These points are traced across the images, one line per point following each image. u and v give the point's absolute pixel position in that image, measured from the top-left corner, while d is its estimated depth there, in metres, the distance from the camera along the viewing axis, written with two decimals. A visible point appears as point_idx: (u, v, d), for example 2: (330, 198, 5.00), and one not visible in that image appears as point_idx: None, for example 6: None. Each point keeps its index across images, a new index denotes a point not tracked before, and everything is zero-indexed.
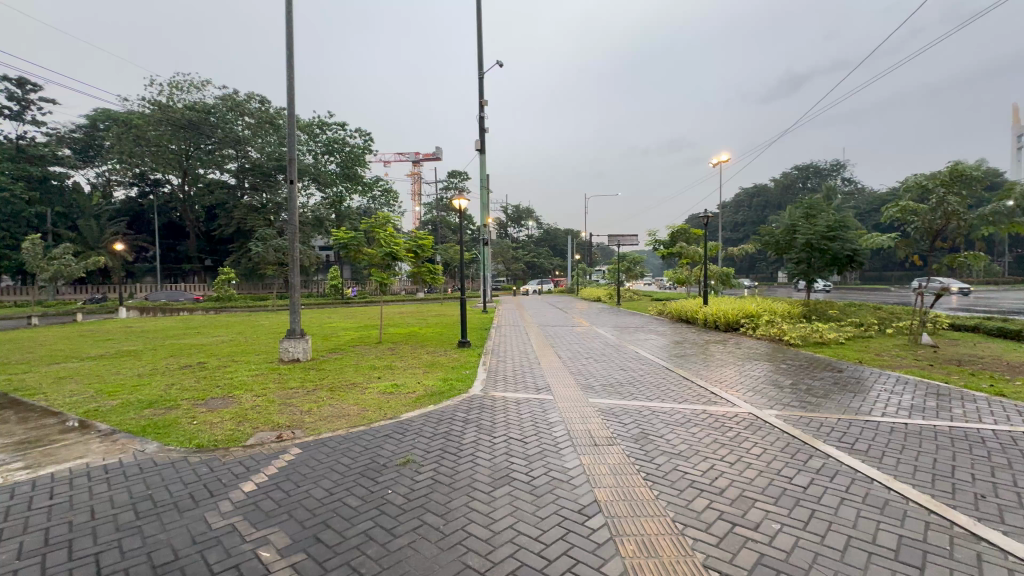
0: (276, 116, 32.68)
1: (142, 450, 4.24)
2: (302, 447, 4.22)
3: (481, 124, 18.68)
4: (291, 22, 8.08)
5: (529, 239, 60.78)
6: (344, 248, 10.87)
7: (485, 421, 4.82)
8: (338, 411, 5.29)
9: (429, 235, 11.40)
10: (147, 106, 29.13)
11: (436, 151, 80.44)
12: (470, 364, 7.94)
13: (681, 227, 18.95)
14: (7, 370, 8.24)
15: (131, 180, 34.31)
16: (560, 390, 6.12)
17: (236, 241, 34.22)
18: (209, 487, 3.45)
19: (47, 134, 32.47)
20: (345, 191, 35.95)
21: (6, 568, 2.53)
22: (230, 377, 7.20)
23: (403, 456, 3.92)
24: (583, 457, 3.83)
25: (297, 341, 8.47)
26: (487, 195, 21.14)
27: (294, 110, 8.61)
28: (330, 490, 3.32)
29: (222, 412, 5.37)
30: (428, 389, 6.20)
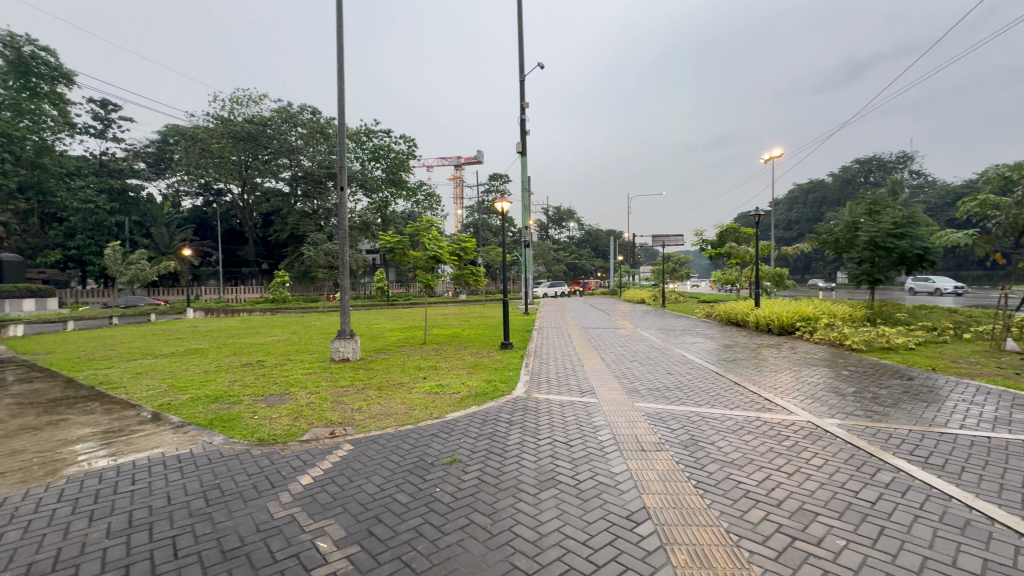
0: (326, 126, 34.16)
1: (210, 441, 4.55)
2: (353, 443, 4.39)
3: (522, 126, 18.76)
4: (341, 36, 8.48)
5: (570, 240, 60.37)
6: (390, 251, 11.22)
7: (529, 423, 4.83)
8: (387, 409, 5.46)
9: (472, 238, 11.56)
10: (211, 121, 31.22)
11: (477, 154, 81.52)
12: (513, 365, 7.99)
13: (730, 226, 18.24)
14: (92, 365, 9.08)
15: (197, 190, 36.90)
16: (604, 393, 6.04)
17: (290, 246, 36.03)
18: (269, 479, 3.65)
19: (125, 149, 35.61)
20: (390, 196, 37.06)
21: (97, 546, 2.78)
22: (286, 375, 7.61)
23: (449, 455, 4.00)
24: (630, 462, 3.77)
25: (347, 341, 8.80)
26: (529, 197, 21.18)
27: (344, 120, 8.97)
28: (381, 486, 3.44)
29: (280, 408, 5.69)
30: (472, 389, 6.30)
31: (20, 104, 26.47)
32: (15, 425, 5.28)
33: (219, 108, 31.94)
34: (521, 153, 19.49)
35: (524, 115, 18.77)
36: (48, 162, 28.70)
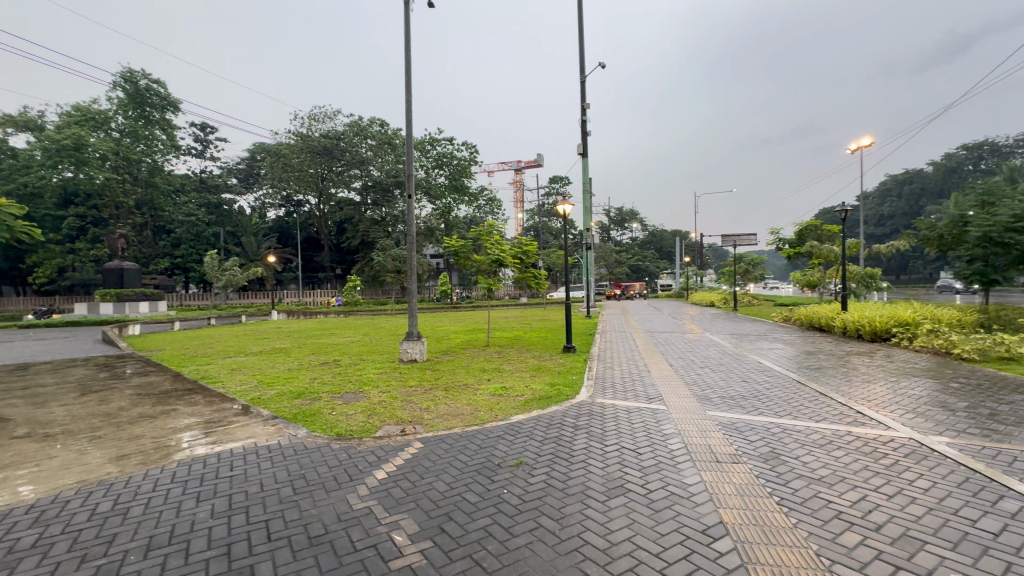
0: (393, 137, 35.89)
1: (295, 434, 4.92)
2: (423, 441, 4.56)
3: (583, 127, 18.62)
4: (409, 50, 8.89)
5: (633, 241, 58.87)
6: (455, 255, 11.53)
7: (596, 429, 4.75)
8: (454, 409, 5.61)
9: (534, 241, 11.59)
10: (291, 137, 33.82)
11: (537, 158, 81.94)
12: (577, 369, 7.91)
13: (811, 223, 16.91)
14: (195, 362, 10.12)
15: (280, 202, 40.16)
16: (673, 400, 5.82)
17: (361, 252, 38.18)
18: (347, 472, 3.87)
19: (221, 167, 39.53)
20: (453, 202, 38.16)
21: (202, 525, 3.08)
22: (360, 374, 8.05)
23: (516, 457, 4.03)
24: (704, 473, 3.60)
25: (415, 342, 9.15)
26: (590, 198, 20.89)
27: (411, 130, 9.34)
28: (450, 485, 3.54)
29: (355, 405, 6.03)
30: (536, 392, 6.31)
31: (136, 131, 30.34)
32: (135, 413, 6.02)
33: (299, 125, 34.52)
34: (582, 155, 19.27)
35: (585, 117, 18.59)
36: (159, 180, 32.54)
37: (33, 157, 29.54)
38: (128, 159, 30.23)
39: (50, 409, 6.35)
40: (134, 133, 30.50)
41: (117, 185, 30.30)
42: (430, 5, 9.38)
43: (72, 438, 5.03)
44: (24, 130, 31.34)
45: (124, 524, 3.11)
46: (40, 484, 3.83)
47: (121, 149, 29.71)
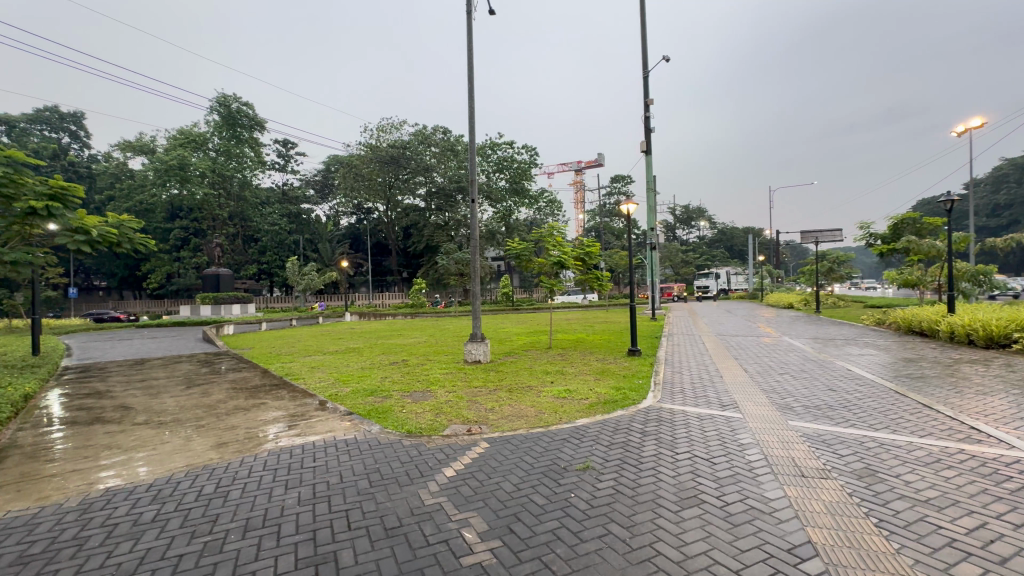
0: (456, 143, 36.88)
1: (369, 429, 5.21)
2: (489, 442, 4.62)
3: (646, 124, 18.09)
4: (471, 57, 9.11)
5: (701, 240, 56.27)
6: (516, 257, 11.61)
7: (665, 435, 4.58)
8: (518, 411, 5.66)
9: (596, 242, 11.41)
10: (362, 149, 35.74)
11: (598, 157, 80.77)
12: (642, 373, 7.67)
13: (908, 216, 15.22)
14: (280, 360, 11.01)
15: (352, 210, 42.64)
16: (750, 408, 5.48)
17: (426, 256, 39.62)
18: (418, 469, 4.02)
19: (300, 179, 42.71)
20: (513, 205, 38.53)
21: (287, 513, 3.31)
22: (427, 374, 8.33)
23: (582, 462, 3.98)
24: (787, 488, 3.35)
25: (478, 343, 9.33)
26: (655, 197, 20.25)
27: (473, 135, 9.56)
28: (518, 485, 3.57)
29: (423, 404, 6.25)
30: (600, 396, 6.19)
31: (229, 150, 33.51)
32: (231, 405, 6.66)
33: (368, 137, 36.40)
34: (646, 152, 18.69)
35: (648, 113, 18.03)
36: (248, 194, 35.73)
37: (147, 177, 33.59)
38: (223, 175, 33.50)
39: (162, 399, 7.19)
40: (228, 152, 33.74)
41: (214, 199, 33.66)
42: (491, 11, 9.55)
43: (180, 426, 5.65)
44: (140, 153, 35.70)
45: (225, 506, 3.44)
46: (155, 466, 4.34)
47: (216, 167, 32.98)
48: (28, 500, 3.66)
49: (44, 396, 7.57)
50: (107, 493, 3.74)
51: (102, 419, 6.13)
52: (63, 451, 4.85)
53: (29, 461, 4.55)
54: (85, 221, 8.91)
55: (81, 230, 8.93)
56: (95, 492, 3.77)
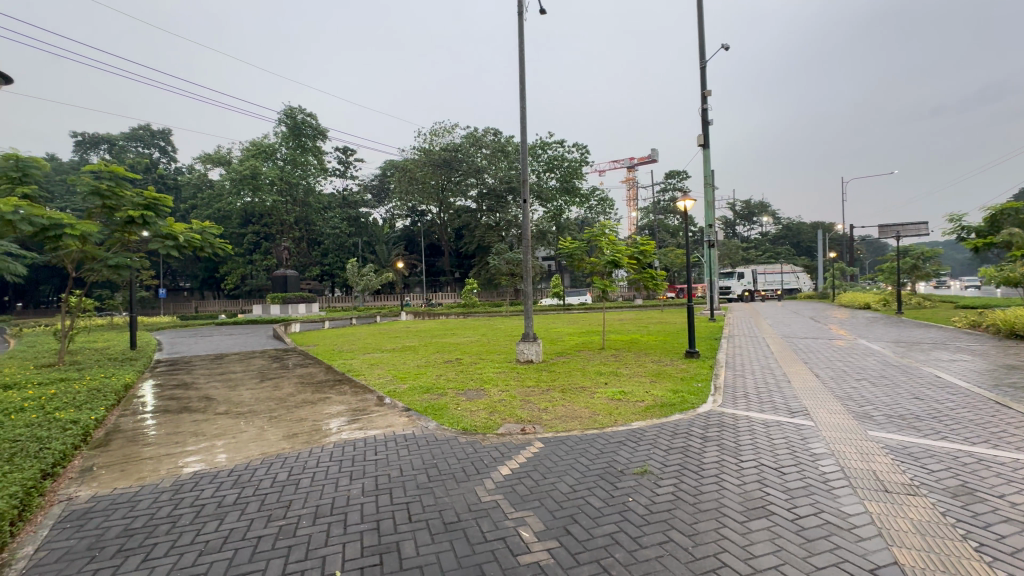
0: (506, 144, 37.09)
1: (426, 426, 5.36)
2: (544, 442, 4.62)
3: (703, 116, 17.38)
4: (523, 58, 9.15)
5: (763, 237, 53.28)
6: (569, 257, 11.52)
7: (728, 441, 4.39)
8: (572, 411, 5.62)
9: (651, 241, 11.11)
10: (416, 153, 36.79)
11: (651, 152, 78.64)
12: (702, 376, 7.36)
13: (1009, 205, 13.60)
14: (342, 357, 11.59)
15: (407, 213, 44.11)
16: (822, 415, 5.12)
17: (477, 256, 40.21)
18: (474, 465, 4.09)
19: (359, 184, 44.71)
20: (564, 204, 38.29)
21: (350, 503, 3.47)
22: (480, 373, 8.46)
23: (640, 465, 3.88)
24: (867, 503, 3.10)
25: (531, 343, 9.35)
26: (713, 192, 19.39)
27: (524, 135, 9.60)
28: (573, 487, 3.54)
29: (477, 402, 6.35)
30: (657, 399, 6.00)
31: (295, 159, 35.67)
32: (300, 399, 7.10)
33: (422, 142, 37.44)
34: (703, 146, 17.95)
35: (706, 105, 17.30)
36: (312, 200, 37.81)
37: (224, 187, 36.47)
38: (290, 182, 35.66)
39: (240, 391, 7.79)
40: (294, 160, 35.83)
41: (282, 206, 35.95)
42: (541, 10, 9.54)
43: (256, 417, 6.10)
44: (218, 165, 38.84)
45: (295, 493, 3.67)
46: (233, 453, 4.70)
47: (284, 175, 35.17)
48: (130, 479, 4.09)
49: (141, 386, 8.42)
50: (195, 476, 4.11)
51: (189, 408, 6.75)
52: (157, 436, 5.38)
53: (130, 444, 5.08)
54: (174, 229, 9.81)
55: (170, 236, 9.84)
56: (184, 475, 4.16)
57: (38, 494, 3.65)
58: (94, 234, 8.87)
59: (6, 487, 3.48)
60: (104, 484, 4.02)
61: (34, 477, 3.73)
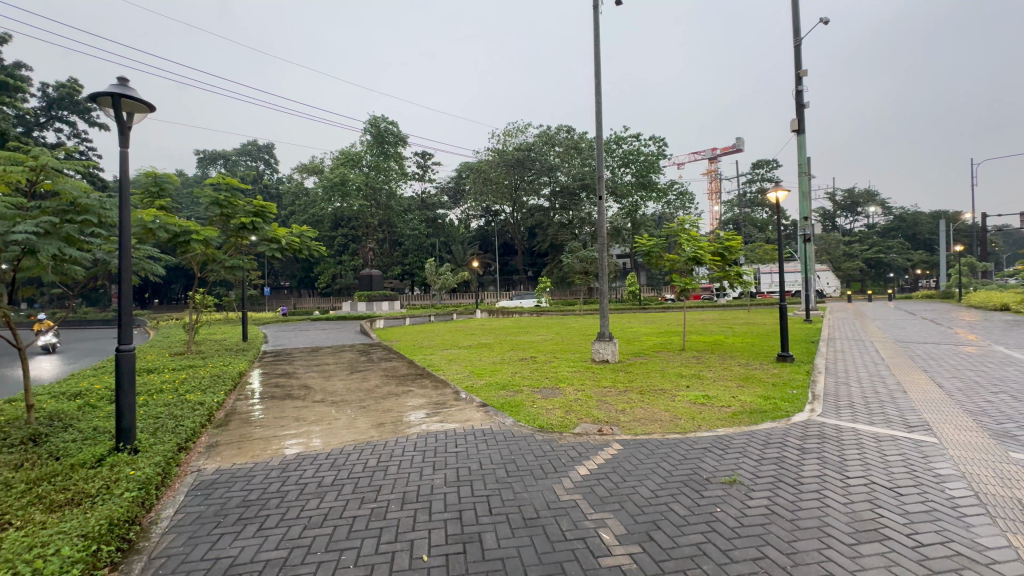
0: (580, 140, 36.62)
1: (503, 422, 5.46)
2: (623, 444, 4.51)
3: (798, 98, 15.93)
4: (598, 51, 8.98)
5: (869, 229, 47.79)
6: (646, 254, 11.08)
7: (832, 454, 4.00)
8: (651, 414, 5.43)
9: (737, 236, 10.32)
10: (489, 154, 37.53)
11: (736, 141, 73.67)
12: (797, 382, 6.75)
13: None
14: (422, 352, 12.17)
15: (481, 214, 45.17)
16: (948, 431, 4.48)
17: (550, 255, 40.16)
18: (552, 463, 4.10)
19: (437, 187, 46.60)
20: (640, 199, 37.05)
21: (430, 494, 3.61)
22: (555, 371, 8.46)
23: (728, 474, 3.66)
24: (1011, 534, 2.67)
25: (606, 342, 9.17)
26: (809, 181, 17.71)
27: (599, 129, 9.42)
28: (655, 491, 3.43)
29: (553, 400, 6.35)
30: (746, 405, 5.61)
31: (379, 165, 37.88)
32: (385, 391, 7.57)
33: (496, 143, 38.04)
34: (798, 132, 16.47)
35: (801, 86, 15.83)
36: (394, 203, 39.85)
37: (318, 194, 39.78)
38: (373, 188, 37.95)
39: (333, 381, 8.48)
40: (377, 167, 38.01)
41: (367, 210, 38.40)
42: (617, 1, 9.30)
43: (348, 406, 6.61)
44: (312, 174, 42.39)
45: (383, 479, 3.90)
46: (328, 438, 5.13)
47: (369, 181, 37.49)
48: (245, 456, 4.62)
49: (251, 374, 9.48)
50: (299, 457, 4.54)
51: (291, 395, 7.47)
52: (266, 419, 6.03)
53: (244, 425, 5.74)
54: (277, 234, 10.87)
55: (274, 240, 10.91)
56: (287, 455, 4.60)
57: (176, 465, 4.24)
58: (214, 238, 10.07)
59: (153, 457, 4.09)
60: (224, 459, 4.58)
61: (173, 449, 4.35)
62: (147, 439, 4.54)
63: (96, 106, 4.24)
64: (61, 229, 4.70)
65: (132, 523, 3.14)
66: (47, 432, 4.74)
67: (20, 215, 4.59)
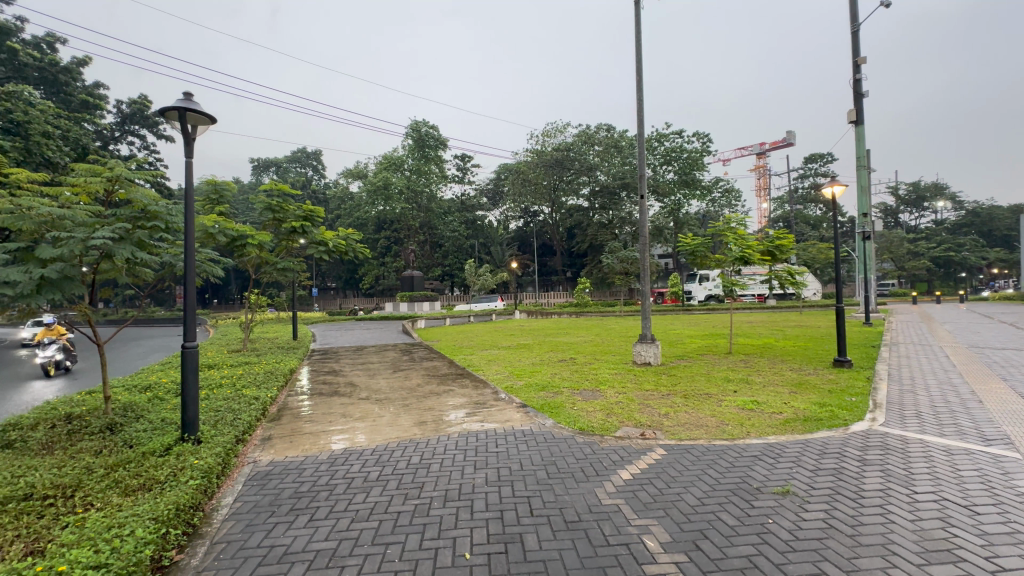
0: (620, 139, 36.10)
1: (543, 423, 5.45)
2: (666, 449, 4.40)
3: (856, 88, 15.01)
4: (639, 46, 8.80)
5: (937, 225, 44.36)
6: (690, 254, 10.69)
7: (896, 467, 3.73)
8: (697, 419, 5.25)
9: (788, 233, 9.72)
10: (528, 155, 37.59)
11: (787, 135, 70.16)
12: (856, 388, 6.33)
13: None
14: (462, 352, 12.36)
15: (520, 215, 45.33)
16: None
17: (590, 255, 39.71)
18: (594, 466, 4.05)
19: (476, 188, 47.17)
20: (683, 198, 36.01)
21: (469, 493, 3.64)
22: (595, 373, 8.38)
23: (781, 485, 3.49)
24: None
25: (648, 345, 8.96)
26: (868, 175, 16.65)
27: (640, 126, 9.21)
28: (702, 499, 3.32)
29: (594, 402, 6.28)
30: (799, 412, 5.33)
31: (420, 168, 38.73)
32: (427, 389, 7.73)
33: (535, 143, 38.03)
34: (856, 123, 15.51)
35: (860, 74, 14.90)
36: (435, 205, 40.63)
37: (362, 198, 41.10)
38: (415, 191, 38.86)
39: (377, 380, 8.74)
40: (419, 170, 38.77)
41: (409, 212, 39.36)
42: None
43: (392, 403, 6.80)
44: (357, 178, 43.88)
45: (426, 477, 3.98)
46: (372, 435, 5.28)
47: (411, 184, 38.40)
48: (297, 450, 4.84)
49: (301, 371, 9.91)
50: (346, 452, 4.70)
51: (338, 392, 7.76)
52: (314, 415, 6.29)
53: (296, 420, 6.01)
54: (324, 236, 11.30)
55: (322, 242, 11.38)
56: (334, 450, 4.78)
57: (234, 456, 4.49)
58: (268, 242, 10.60)
59: (215, 447, 4.36)
60: (278, 452, 4.81)
61: (232, 441, 4.62)
62: (208, 431, 4.83)
63: (165, 120, 4.57)
64: (133, 234, 5.09)
65: (197, 509, 3.36)
66: (122, 422, 5.15)
67: (99, 222, 5.00)
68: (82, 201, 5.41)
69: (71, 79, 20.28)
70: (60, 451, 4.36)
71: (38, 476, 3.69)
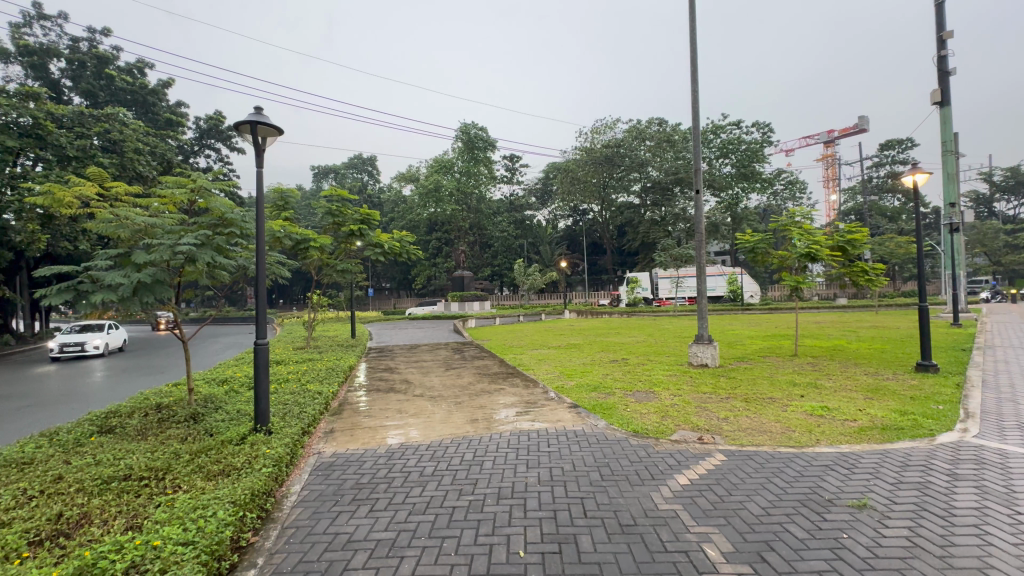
0: (672, 133, 34.98)
1: (595, 424, 5.38)
2: (726, 455, 4.21)
3: (941, 66, 13.67)
4: (693, 37, 8.48)
5: None
6: (750, 251, 10.19)
7: (994, 484, 3.35)
8: (760, 425, 4.98)
9: (861, 226, 9.05)
10: (577, 153, 37.18)
11: (860, 120, 65.09)
12: (944, 396, 5.75)
13: None
14: (513, 351, 12.46)
15: (569, 214, 45.04)
16: None
17: (641, 253, 38.75)
18: (649, 470, 3.94)
19: (525, 188, 47.36)
20: (741, 191, 34.34)
21: (519, 492, 3.64)
22: (649, 374, 8.16)
23: (857, 498, 3.23)
24: None
25: (705, 346, 8.62)
26: (955, 160, 15.09)
27: (696, 119, 8.88)
28: (768, 509, 3.14)
29: (647, 404, 6.12)
30: (876, 420, 4.92)
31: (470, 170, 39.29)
32: (479, 388, 7.85)
33: (583, 141, 37.52)
34: (940, 104, 14.12)
35: (945, 51, 13.55)
36: (484, 206, 41.24)
37: (414, 201, 42.32)
38: (464, 192, 39.55)
39: (430, 377, 8.98)
40: (468, 172, 39.35)
41: (459, 214, 40.03)
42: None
43: (445, 401, 6.97)
44: (409, 182, 45.25)
45: (479, 474, 4.04)
46: (426, 431, 5.44)
47: (460, 186, 39.07)
48: (356, 443, 5.07)
49: (359, 368, 10.36)
50: (402, 447, 4.87)
51: (394, 388, 8.06)
52: (371, 409, 6.58)
53: (355, 414, 6.29)
54: (380, 238, 11.74)
55: (378, 244, 11.81)
56: (390, 445, 4.97)
57: (300, 447, 4.77)
58: (328, 245, 11.13)
59: (283, 438, 4.64)
60: (339, 444, 5.07)
61: (298, 433, 4.91)
62: (278, 423, 5.17)
63: (238, 134, 4.92)
64: (213, 240, 5.52)
65: (269, 495, 3.59)
66: (203, 412, 5.61)
67: (184, 229, 5.47)
68: (169, 210, 5.94)
69: (158, 99, 22.24)
70: (153, 436, 4.82)
71: (136, 458, 4.10)
